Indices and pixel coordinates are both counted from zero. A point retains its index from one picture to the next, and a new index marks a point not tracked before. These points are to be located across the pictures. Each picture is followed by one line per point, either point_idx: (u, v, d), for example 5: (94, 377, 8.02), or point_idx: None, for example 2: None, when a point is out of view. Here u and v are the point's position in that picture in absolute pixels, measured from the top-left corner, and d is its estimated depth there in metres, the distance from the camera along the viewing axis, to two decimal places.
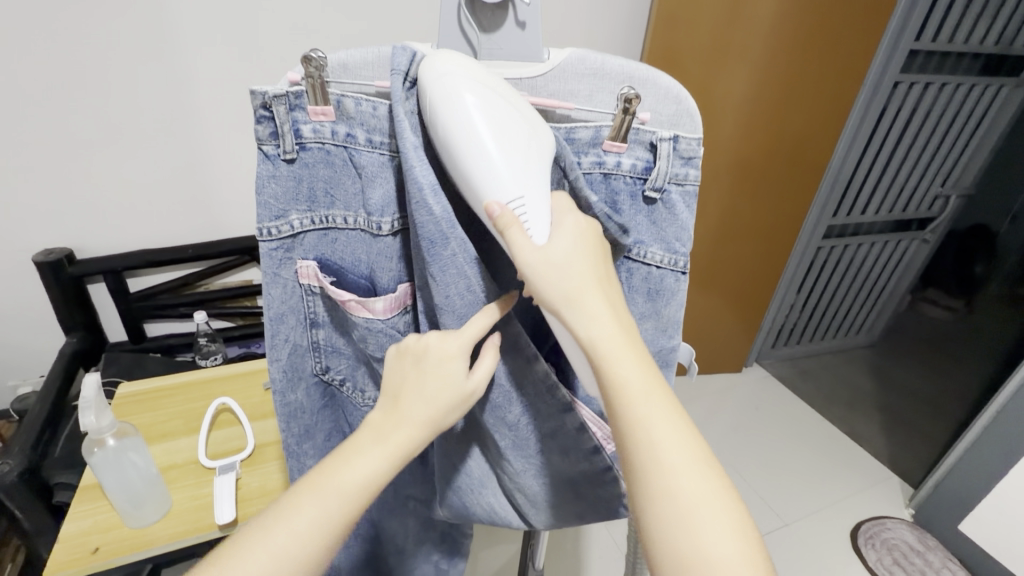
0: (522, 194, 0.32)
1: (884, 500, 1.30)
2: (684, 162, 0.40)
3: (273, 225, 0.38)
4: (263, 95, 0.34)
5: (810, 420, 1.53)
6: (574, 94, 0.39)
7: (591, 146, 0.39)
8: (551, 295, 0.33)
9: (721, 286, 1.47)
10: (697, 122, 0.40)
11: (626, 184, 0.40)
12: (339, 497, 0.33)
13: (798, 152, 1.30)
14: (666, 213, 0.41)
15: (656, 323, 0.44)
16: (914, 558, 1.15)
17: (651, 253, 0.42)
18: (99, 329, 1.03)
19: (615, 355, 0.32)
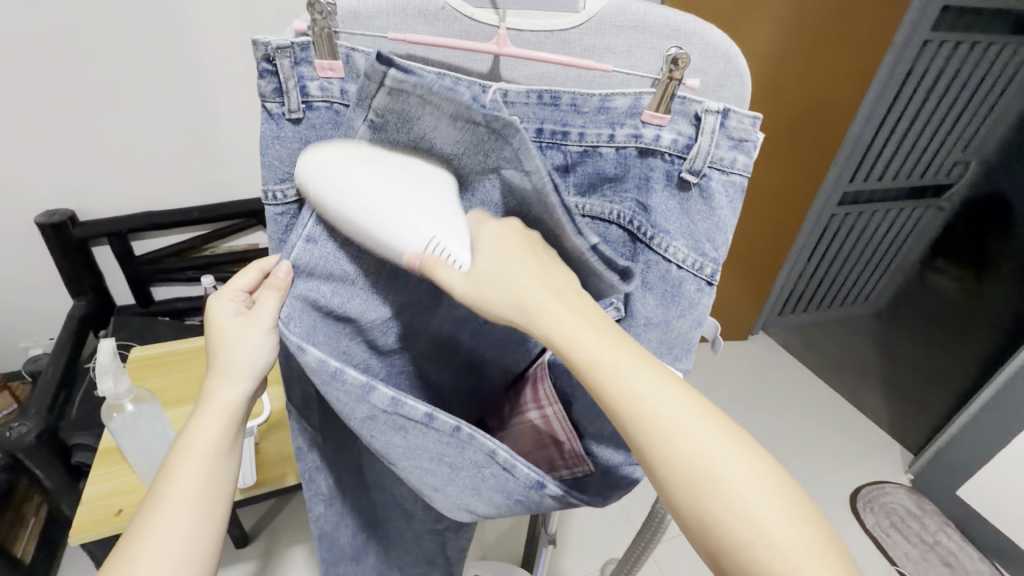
0: (434, 233, 0.32)
1: (883, 466, 1.33)
2: (732, 144, 0.37)
3: (278, 188, 0.36)
4: (266, 47, 0.33)
5: (814, 388, 1.55)
6: (612, 51, 0.36)
7: (629, 116, 0.37)
8: (494, 306, 0.33)
9: (729, 254, 1.45)
10: (748, 89, 0.37)
11: (664, 162, 0.38)
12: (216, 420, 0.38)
13: (818, 115, 1.26)
14: (701, 203, 0.38)
15: (662, 335, 0.40)
16: (911, 521, 1.18)
17: (674, 248, 0.38)
18: (106, 293, 1.02)
19: (577, 337, 0.32)
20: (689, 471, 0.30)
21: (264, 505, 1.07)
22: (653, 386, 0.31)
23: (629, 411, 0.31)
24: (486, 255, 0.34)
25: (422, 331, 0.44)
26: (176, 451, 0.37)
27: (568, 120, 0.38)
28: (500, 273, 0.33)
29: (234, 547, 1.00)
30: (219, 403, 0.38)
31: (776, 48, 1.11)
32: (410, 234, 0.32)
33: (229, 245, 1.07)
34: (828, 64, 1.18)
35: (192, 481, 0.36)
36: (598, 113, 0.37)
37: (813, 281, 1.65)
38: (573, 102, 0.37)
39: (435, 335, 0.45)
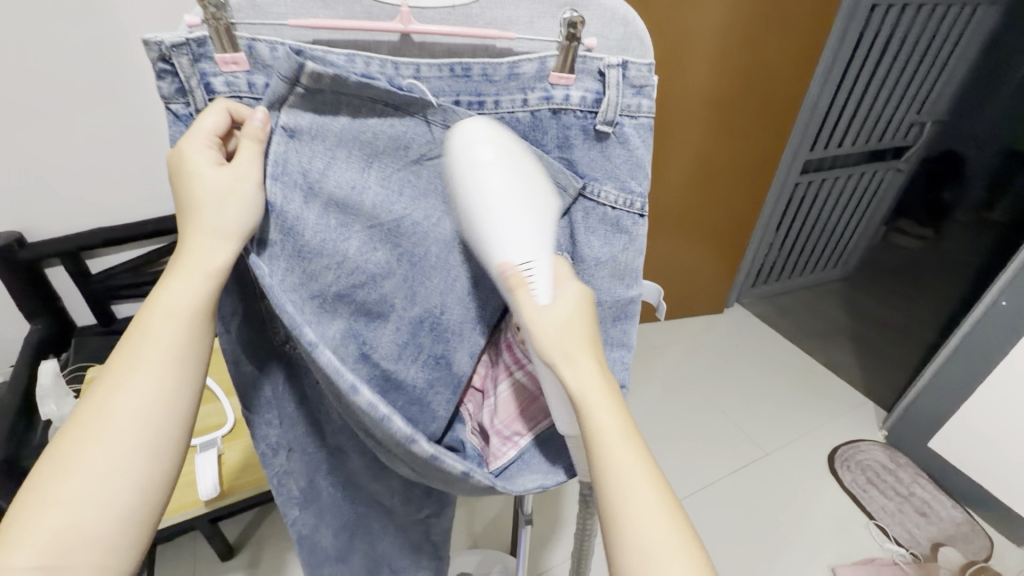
0: (530, 257, 0.35)
1: (859, 424, 1.36)
2: (635, 91, 0.38)
3: None
4: (159, 46, 0.31)
5: (789, 354, 1.58)
6: (514, 22, 0.36)
7: (537, 80, 0.37)
8: (550, 349, 0.34)
9: (699, 229, 1.46)
10: (647, 44, 0.37)
11: (577, 118, 0.38)
12: (139, 377, 0.34)
13: (773, 84, 1.27)
14: (619, 148, 0.39)
15: (613, 270, 0.41)
16: (886, 475, 1.22)
17: (605, 192, 0.40)
18: (64, 315, 0.99)
19: (598, 401, 0.34)
20: (643, 553, 0.31)
21: (248, 516, 1.06)
22: (634, 470, 0.33)
23: (612, 485, 0.33)
24: (563, 304, 0.36)
25: (380, 337, 0.42)
26: (90, 419, 0.33)
27: (482, 90, 0.37)
28: (567, 322, 0.35)
29: (219, 560, 0.99)
30: (141, 359, 0.34)
31: (725, 22, 1.12)
32: (514, 247, 0.35)
33: None
34: (778, 35, 1.19)
35: (97, 468, 0.32)
36: (509, 80, 0.37)
37: (782, 251, 1.68)
38: (483, 72, 0.36)
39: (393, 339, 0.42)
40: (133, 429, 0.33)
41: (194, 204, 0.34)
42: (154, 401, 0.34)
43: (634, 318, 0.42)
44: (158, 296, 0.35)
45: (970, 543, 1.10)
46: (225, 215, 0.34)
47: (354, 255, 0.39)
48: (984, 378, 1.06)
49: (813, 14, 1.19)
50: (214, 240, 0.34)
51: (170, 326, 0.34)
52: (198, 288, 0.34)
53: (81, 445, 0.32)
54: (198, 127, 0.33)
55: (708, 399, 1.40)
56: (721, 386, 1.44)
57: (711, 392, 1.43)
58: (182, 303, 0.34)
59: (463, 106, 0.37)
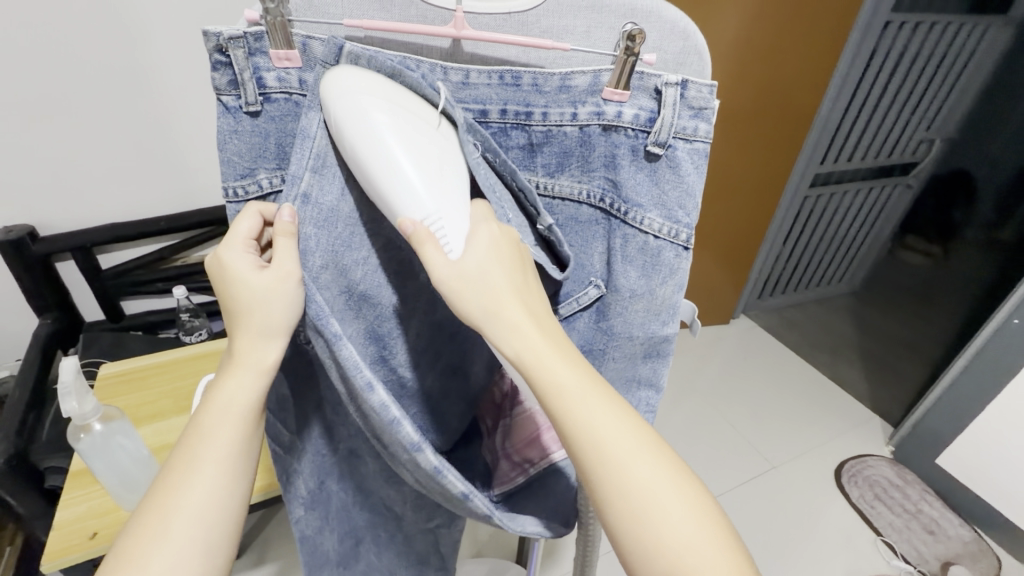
0: (438, 212, 0.31)
1: (866, 440, 1.35)
2: (693, 113, 0.36)
3: (239, 184, 0.35)
4: (217, 37, 0.32)
5: (796, 368, 1.57)
6: (569, 32, 0.36)
7: (589, 94, 0.37)
8: (467, 306, 0.31)
9: (707, 239, 1.46)
10: (705, 62, 0.37)
11: (627, 137, 0.37)
12: (214, 440, 0.34)
13: (788, 99, 1.27)
14: (670, 172, 0.37)
15: (648, 305, 0.40)
16: (894, 492, 1.21)
17: (649, 220, 0.38)
18: (73, 310, 0.98)
19: (547, 360, 0.32)
20: (636, 508, 0.31)
21: (252, 518, 1.05)
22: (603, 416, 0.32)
23: (588, 445, 0.32)
24: (477, 253, 0.32)
25: (400, 344, 0.41)
26: (153, 525, 0.32)
27: (530, 101, 0.38)
28: (483, 269, 0.32)
29: None
30: (210, 426, 0.34)
31: (742, 34, 1.12)
32: (411, 200, 0.31)
33: (200, 254, 1.04)
34: (794, 49, 1.19)
35: (174, 533, 0.32)
36: (560, 92, 0.37)
37: (790, 264, 1.68)
38: (534, 82, 0.37)
39: (411, 346, 0.42)
40: (206, 488, 0.33)
41: (238, 306, 0.34)
42: (216, 512, 0.34)
43: (667, 358, 0.42)
44: (212, 396, 0.35)
45: (979, 562, 1.09)
46: (270, 313, 0.33)
47: (375, 257, 0.38)
48: (995, 396, 1.06)
49: (829, 29, 1.20)
50: (264, 337, 0.34)
51: (224, 424, 0.34)
52: (252, 386, 0.34)
53: (146, 555, 0.31)
54: (234, 234, 0.34)
55: (714, 410, 1.40)
56: (727, 397, 1.44)
57: (717, 402, 1.42)
58: (236, 402, 0.34)
59: (509, 115, 0.39)
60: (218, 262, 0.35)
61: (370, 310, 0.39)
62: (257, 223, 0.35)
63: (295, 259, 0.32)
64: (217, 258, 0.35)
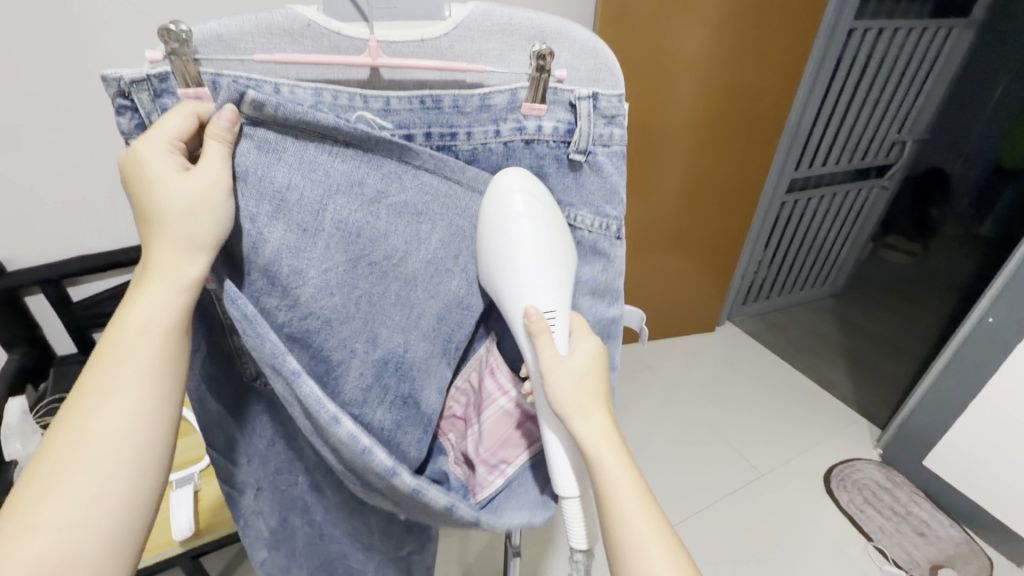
0: (553, 306, 0.38)
1: (854, 442, 1.35)
2: (606, 121, 0.40)
3: None
4: (118, 82, 0.32)
5: (783, 372, 1.57)
6: (484, 55, 0.37)
7: (509, 111, 0.39)
8: (564, 402, 0.37)
9: (687, 247, 1.47)
10: (617, 76, 0.40)
11: (550, 148, 0.40)
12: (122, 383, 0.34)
13: (757, 108, 1.29)
14: (594, 175, 0.41)
15: (594, 291, 0.43)
16: (883, 495, 1.20)
17: (582, 217, 0.42)
18: (44, 344, 0.96)
19: (611, 463, 0.37)
20: None
21: (230, 550, 1.03)
22: (641, 518, 0.37)
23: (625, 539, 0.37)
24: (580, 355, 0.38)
25: (345, 382, 0.40)
26: (52, 472, 0.32)
27: (454, 122, 0.39)
28: (583, 373, 0.38)
29: None
30: (127, 355, 0.34)
31: (706, 47, 1.14)
32: (539, 294, 0.37)
33: None
34: (759, 60, 1.21)
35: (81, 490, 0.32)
36: (480, 111, 0.39)
37: (773, 269, 1.69)
38: (454, 103, 0.38)
39: (358, 381, 0.41)
40: (116, 446, 0.33)
41: (157, 214, 0.34)
42: (130, 455, 0.33)
43: (617, 342, 0.45)
44: (126, 321, 0.35)
45: (970, 563, 1.09)
46: (196, 225, 0.33)
47: (307, 304, 0.37)
48: (975, 395, 1.06)
49: (793, 40, 1.22)
50: (184, 252, 0.34)
51: (144, 342, 0.34)
52: (171, 300, 0.34)
53: (63, 472, 0.32)
54: (157, 130, 0.32)
55: (701, 418, 1.39)
56: (714, 405, 1.43)
57: (703, 410, 1.41)
58: (155, 321, 0.34)
59: (434, 138, 0.39)
60: (134, 158, 0.33)
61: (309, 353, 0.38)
62: (190, 125, 0.33)
63: (226, 168, 0.33)
64: (132, 154, 0.33)
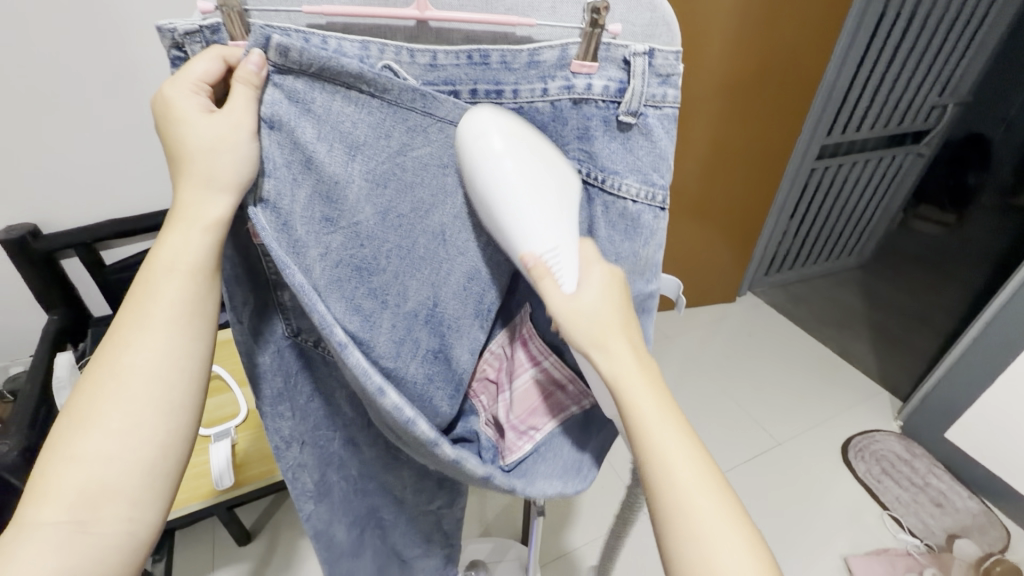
0: (554, 245, 0.36)
1: (874, 414, 1.35)
2: (661, 81, 0.38)
3: None
4: (172, 32, 0.31)
5: (802, 343, 1.56)
6: (535, 8, 0.36)
7: (558, 68, 0.37)
8: (581, 337, 0.36)
9: (712, 215, 1.44)
10: (674, 32, 0.37)
11: (599, 109, 0.38)
12: (147, 322, 0.34)
13: (790, 67, 1.24)
14: (642, 139, 0.39)
15: (633, 266, 0.42)
16: (901, 466, 1.21)
17: (627, 185, 0.40)
18: (80, 305, 0.99)
19: (638, 394, 0.36)
20: (694, 533, 0.34)
21: (264, 503, 1.08)
22: (675, 446, 0.36)
23: (657, 470, 0.35)
24: (589, 291, 0.37)
25: (379, 337, 0.40)
26: (84, 410, 0.33)
27: (500, 79, 0.37)
28: (595, 307, 0.37)
29: (236, 546, 1.00)
30: (155, 297, 0.34)
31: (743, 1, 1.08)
32: (534, 238, 0.36)
33: None
34: (794, 17, 1.15)
35: (114, 424, 0.32)
36: (528, 68, 0.37)
37: (798, 239, 1.65)
38: (502, 59, 0.36)
39: (391, 333, 0.41)
40: (147, 387, 0.33)
41: (185, 154, 0.34)
42: (161, 395, 0.34)
43: (651, 313, 0.45)
44: (157, 263, 0.35)
45: (986, 534, 1.09)
46: (219, 164, 0.33)
47: (336, 253, 0.37)
48: (1003, 370, 1.04)
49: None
50: (211, 190, 0.34)
51: (169, 281, 0.34)
52: (195, 239, 0.34)
53: (101, 400, 0.33)
54: (185, 72, 0.33)
55: (720, 387, 1.39)
56: (733, 375, 1.43)
57: (722, 380, 1.41)
58: (180, 258, 0.34)
59: (480, 94, 0.38)
60: (161, 100, 0.34)
61: (344, 307, 0.38)
62: (216, 68, 0.33)
63: (251, 111, 0.33)
64: (160, 96, 0.34)
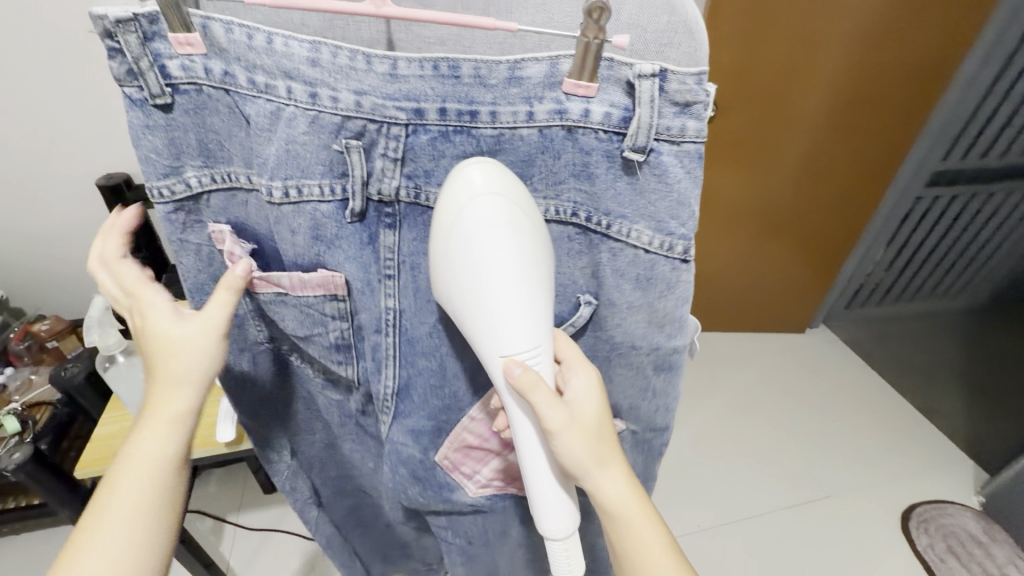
0: (543, 349, 0.38)
1: (950, 483, 1.18)
2: (677, 110, 0.33)
3: (161, 184, 0.38)
4: (104, 22, 0.32)
5: (877, 390, 1.39)
6: (523, 8, 0.32)
7: (546, 87, 0.33)
8: (582, 456, 0.40)
9: (790, 236, 1.31)
10: (700, 56, 0.32)
11: (598, 140, 0.34)
12: (142, 471, 0.39)
13: (906, 75, 1.08)
14: (655, 179, 0.35)
15: (650, 317, 0.40)
16: (973, 548, 1.05)
17: (637, 232, 0.37)
18: (160, 250, 1.10)
19: (619, 498, 0.42)
20: None
21: None
22: (652, 542, 0.42)
23: (635, 559, 0.42)
24: (579, 400, 0.40)
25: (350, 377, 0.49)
26: (82, 550, 0.37)
27: (474, 97, 0.34)
28: (588, 418, 0.40)
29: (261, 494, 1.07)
30: (143, 456, 0.39)
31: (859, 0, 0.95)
32: (523, 342, 0.37)
33: None
34: (918, 20, 1.01)
35: (105, 551, 0.37)
36: (508, 85, 0.33)
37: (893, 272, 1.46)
38: (475, 72, 0.33)
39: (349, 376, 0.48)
40: (136, 514, 0.39)
41: (159, 370, 0.40)
42: (151, 522, 0.39)
43: (678, 369, 0.44)
44: (128, 453, 0.40)
45: None
46: (182, 402, 0.40)
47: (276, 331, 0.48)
48: None
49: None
50: (178, 412, 0.41)
51: (157, 471, 0.40)
52: (170, 436, 0.40)
53: (92, 542, 0.37)
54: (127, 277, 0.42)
55: (772, 423, 1.28)
56: (786, 412, 1.31)
57: (775, 415, 1.30)
58: (166, 435, 0.40)
59: (450, 115, 0.35)
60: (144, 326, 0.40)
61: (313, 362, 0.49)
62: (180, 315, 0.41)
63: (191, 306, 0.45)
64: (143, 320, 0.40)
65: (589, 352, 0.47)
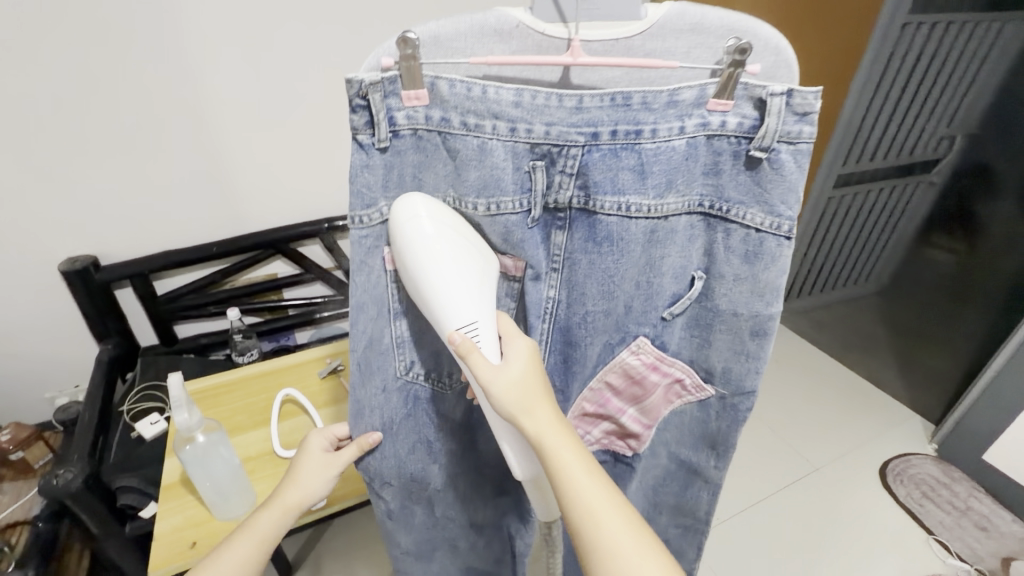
0: (473, 321, 0.44)
1: (906, 437, 1.35)
2: (798, 118, 0.41)
3: (363, 213, 0.45)
4: (360, 84, 0.40)
5: (830, 370, 1.57)
6: (673, 52, 0.42)
7: (695, 106, 0.42)
8: (512, 406, 0.43)
9: None
10: (794, 74, 0.42)
11: (729, 144, 0.44)
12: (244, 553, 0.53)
13: None
14: (773, 173, 0.43)
15: (752, 287, 0.49)
16: (941, 490, 1.20)
17: (752, 215, 0.46)
18: (131, 333, 1.03)
19: (559, 447, 0.43)
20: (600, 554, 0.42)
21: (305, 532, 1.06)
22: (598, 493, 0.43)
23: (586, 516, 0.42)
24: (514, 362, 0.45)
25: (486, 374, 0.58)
26: None
27: (640, 119, 0.42)
28: (518, 378, 0.44)
29: None
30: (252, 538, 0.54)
31: None
32: (456, 317, 0.44)
33: (246, 277, 1.10)
34: None
35: None
36: (668, 107, 0.42)
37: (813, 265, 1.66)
38: (644, 100, 0.42)
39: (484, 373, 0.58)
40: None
41: (296, 478, 0.58)
42: None
43: (771, 335, 0.50)
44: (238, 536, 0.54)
45: None
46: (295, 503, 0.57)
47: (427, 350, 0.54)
48: None
49: None
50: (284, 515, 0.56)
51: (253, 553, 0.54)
52: (274, 522, 0.55)
53: None
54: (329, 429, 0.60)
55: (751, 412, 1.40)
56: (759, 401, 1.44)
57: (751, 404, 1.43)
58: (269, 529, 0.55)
59: (620, 135, 0.43)
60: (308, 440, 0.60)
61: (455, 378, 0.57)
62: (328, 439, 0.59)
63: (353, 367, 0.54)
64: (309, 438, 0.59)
65: (705, 338, 0.54)
